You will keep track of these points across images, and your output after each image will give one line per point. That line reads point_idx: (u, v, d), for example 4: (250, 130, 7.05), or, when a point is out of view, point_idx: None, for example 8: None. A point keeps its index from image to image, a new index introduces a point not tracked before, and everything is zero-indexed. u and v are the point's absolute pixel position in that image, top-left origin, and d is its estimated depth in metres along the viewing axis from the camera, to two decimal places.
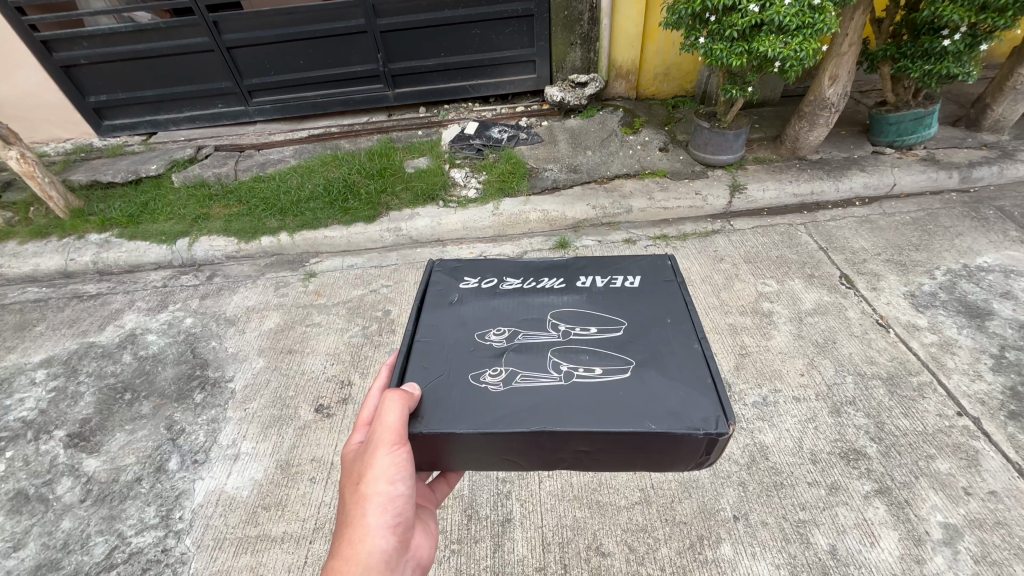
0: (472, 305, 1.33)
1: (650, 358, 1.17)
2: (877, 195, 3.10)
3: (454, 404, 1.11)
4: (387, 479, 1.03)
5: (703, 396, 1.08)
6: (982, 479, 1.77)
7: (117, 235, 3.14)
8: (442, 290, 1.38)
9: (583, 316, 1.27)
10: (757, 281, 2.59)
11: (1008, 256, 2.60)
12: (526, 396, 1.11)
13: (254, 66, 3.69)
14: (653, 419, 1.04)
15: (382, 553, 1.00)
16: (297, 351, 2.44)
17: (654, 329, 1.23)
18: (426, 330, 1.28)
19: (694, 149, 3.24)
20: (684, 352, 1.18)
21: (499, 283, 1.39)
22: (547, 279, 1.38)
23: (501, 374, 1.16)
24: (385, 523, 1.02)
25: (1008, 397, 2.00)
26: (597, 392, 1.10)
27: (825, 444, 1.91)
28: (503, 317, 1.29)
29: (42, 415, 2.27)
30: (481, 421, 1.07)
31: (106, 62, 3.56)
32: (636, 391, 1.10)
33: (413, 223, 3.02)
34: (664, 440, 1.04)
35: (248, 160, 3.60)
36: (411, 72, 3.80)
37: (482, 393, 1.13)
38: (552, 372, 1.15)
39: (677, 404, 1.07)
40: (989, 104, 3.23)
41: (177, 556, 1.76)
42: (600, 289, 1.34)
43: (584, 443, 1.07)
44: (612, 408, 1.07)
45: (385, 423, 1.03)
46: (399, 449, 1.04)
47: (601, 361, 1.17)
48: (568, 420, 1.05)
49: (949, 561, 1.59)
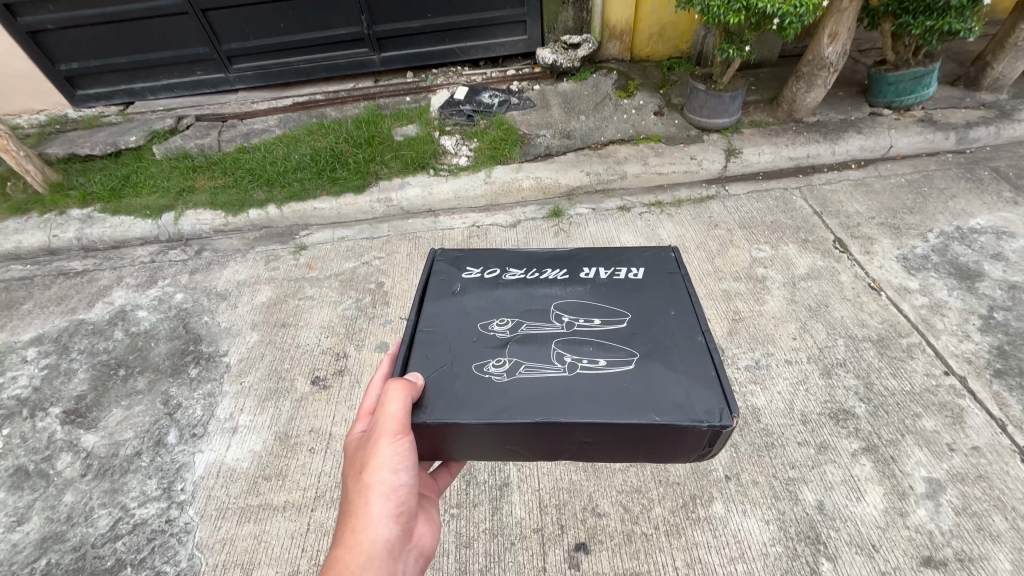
0: (475, 295, 1.32)
1: (654, 349, 1.17)
2: (873, 158, 3.07)
3: (458, 394, 1.11)
4: (390, 469, 1.04)
5: (707, 389, 1.09)
6: (966, 436, 1.82)
7: (99, 210, 3.06)
8: (445, 280, 1.36)
9: (587, 308, 1.26)
10: (752, 247, 2.58)
11: (1000, 217, 2.60)
12: (530, 387, 1.11)
13: (232, 29, 3.52)
14: (658, 411, 1.05)
15: (386, 541, 1.01)
16: (291, 324, 2.43)
17: (658, 321, 1.22)
18: (429, 320, 1.26)
19: (690, 112, 3.16)
20: (688, 344, 1.18)
21: (501, 273, 1.37)
22: (550, 270, 1.37)
23: (505, 365, 1.16)
24: (389, 511, 1.03)
25: (994, 356, 2.04)
26: (602, 384, 1.10)
27: (815, 405, 1.94)
28: (507, 308, 1.28)
29: (37, 393, 2.26)
30: (484, 411, 1.07)
31: (75, 27, 3.38)
32: (641, 384, 1.10)
33: (404, 192, 2.97)
34: (669, 431, 1.05)
35: (231, 130, 3.49)
36: (397, 35, 3.65)
37: (485, 384, 1.12)
38: (556, 364, 1.15)
39: (681, 397, 1.07)
40: (989, 62, 3.17)
41: (181, 526, 1.79)
42: (603, 281, 1.33)
43: (588, 434, 1.08)
44: (616, 400, 1.07)
45: (388, 412, 1.04)
46: (401, 439, 1.05)
47: (605, 353, 1.16)
48: (573, 411, 1.05)
49: (931, 513, 1.65)
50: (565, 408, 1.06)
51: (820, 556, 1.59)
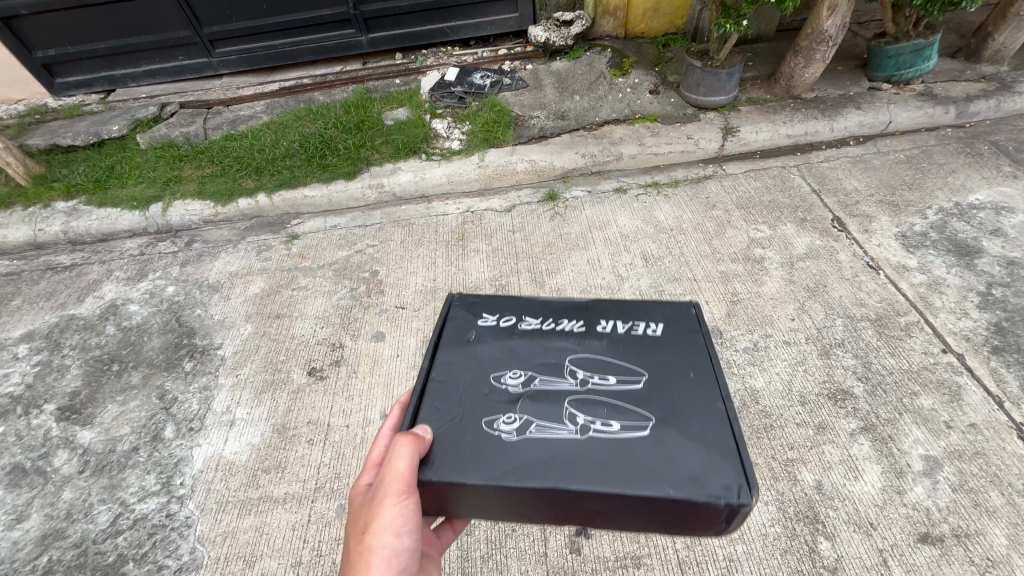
0: (490, 345, 1.22)
1: (671, 415, 1.07)
2: (872, 134, 3.02)
3: (466, 452, 1.05)
4: (393, 530, 0.99)
5: (725, 460, 0.99)
6: (963, 413, 1.83)
7: (85, 202, 3.00)
8: (459, 326, 1.27)
9: (603, 364, 1.16)
10: (749, 227, 2.55)
11: (1000, 192, 2.57)
12: (539, 448, 1.04)
13: (213, 12, 3.41)
14: (672, 483, 0.96)
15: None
16: (285, 315, 2.40)
17: (676, 383, 1.12)
18: (442, 369, 1.18)
19: (686, 91, 3.10)
20: (706, 410, 1.07)
21: (517, 322, 1.27)
22: (566, 321, 1.26)
23: (515, 423, 1.08)
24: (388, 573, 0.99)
25: (992, 332, 2.04)
26: (614, 451, 1.02)
27: (813, 385, 1.94)
28: (521, 360, 1.19)
29: (29, 390, 2.23)
30: (491, 473, 1.01)
31: (50, 12, 3.26)
32: (655, 452, 1.01)
33: (396, 178, 2.91)
34: (682, 506, 0.97)
35: (217, 117, 3.40)
36: (384, 15, 3.54)
37: (494, 443, 1.06)
38: (568, 425, 1.07)
39: (697, 468, 0.98)
40: (991, 33, 3.10)
41: (181, 520, 1.79)
42: (622, 336, 1.21)
43: (597, 505, 0.99)
44: (627, 468, 0.99)
45: (394, 471, 0.98)
46: (405, 500, 0.99)
47: (619, 415, 1.07)
48: (583, 479, 0.98)
49: (928, 490, 1.67)
50: (574, 474, 0.99)
51: (819, 535, 1.60)
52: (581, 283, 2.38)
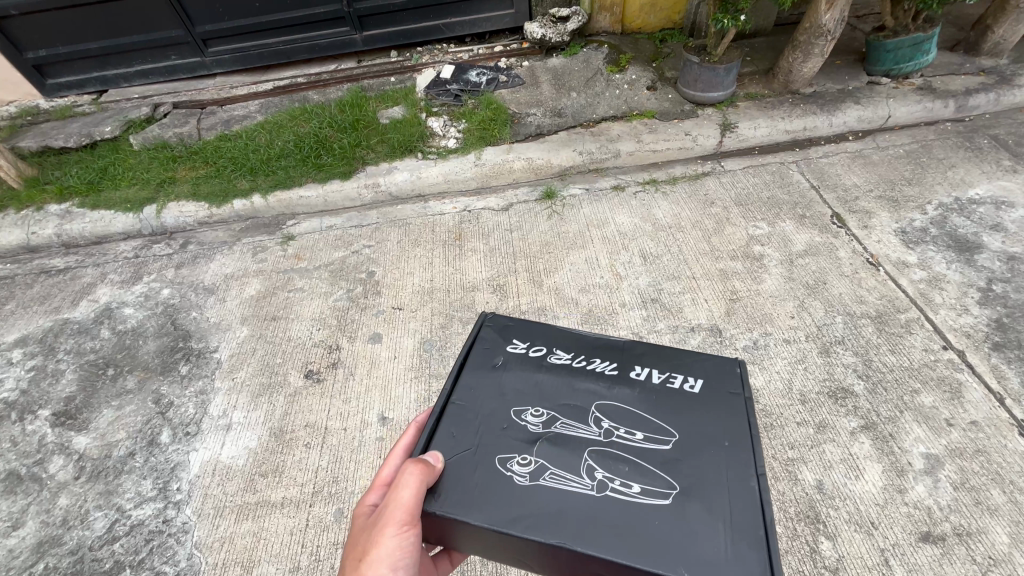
0: (515, 375, 1.20)
1: (695, 486, 1.00)
2: (871, 129, 3.01)
3: (475, 489, 1.02)
4: (393, 557, 0.97)
5: (749, 549, 0.91)
6: (964, 411, 1.82)
7: (78, 205, 2.97)
8: (487, 351, 1.25)
9: (631, 417, 1.10)
10: (748, 224, 2.54)
11: (999, 187, 2.56)
12: (551, 498, 0.99)
13: (206, 10, 3.37)
14: (687, 563, 0.90)
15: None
16: (282, 317, 2.38)
17: (706, 451, 1.04)
18: (464, 394, 1.17)
19: (683, 87, 3.07)
20: (736, 488, 0.99)
21: (546, 355, 1.24)
22: (597, 361, 1.21)
23: (529, 466, 1.05)
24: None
25: (993, 328, 2.03)
26: (629, 515, 0.96)
27: (814, 384, 1.93)
28: (544, 397, 1.15)
29: (24, 396, 2.21)
30: (498, 517, 0.98)
31: (39, 12, 3.22)
32: (673, 525, 0.95)
33: (392, 177, 2.89)
34: None
35: (211, 118, 3.37)
36: (379, 12, 3.51)
37: (505, 484, 1.02)
38: (585, 478, 1.02)
39: (716, 551, 0.91)
40: (990, 26, 3.08)
41: (178, 526, 1.78)
42: (658, 389, 1.15)
43: (604, 570, 0.95)
44: (639, 535, 0.94)
45: (400, 500, 0.96)
46: (407, 532, 0.98)
47: (640, 477, 1.01)
48: (591, 541, 0.93)
49: (929, 489, 1.66)
50: (586, 534, 0.94)
51: (820, 535, 1.59)
52: (579, 283, 2.36)
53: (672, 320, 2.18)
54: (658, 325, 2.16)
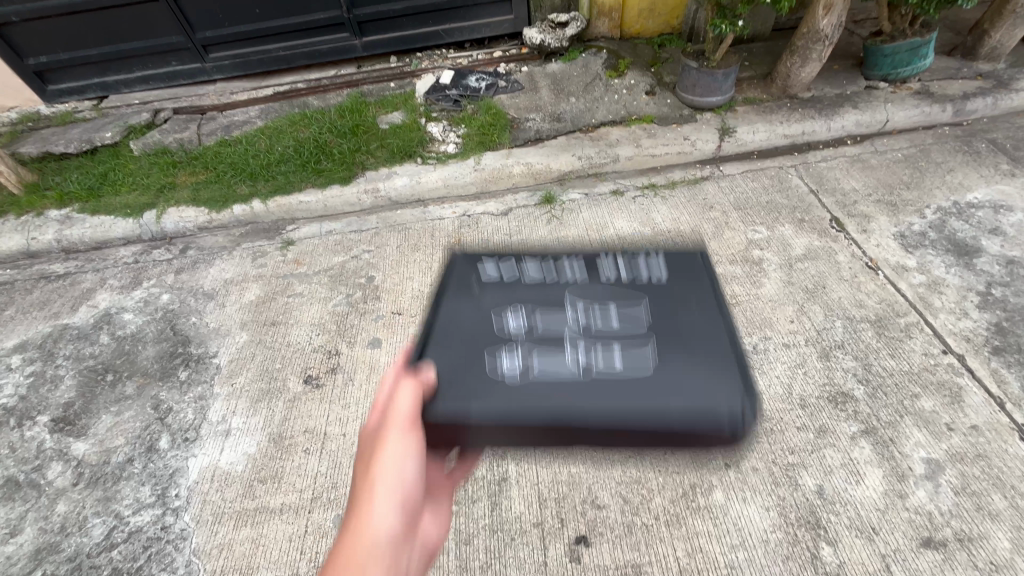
0: (490, 292, 1.18)
1: (674, 345, 1.07)
2: (869, 133, 3.01)
3: (475, 390, 1.05)
4: (400, 457, 0.99)
5: (728, 385, 1.02)
6: (964, 415, 1.82)
7: (78, 210, 2.97)
8: (459, 276, 1.22)
9: (606, 304, 1.13)
10: (747, 228, 2.54)
11: (998, 191, 2.56)
12: (547, 385, 1.04)
13: (206, 16, 3.39)
14: (677, 406, 0.99)
15: (389, 531, 0.95)
16: (281, 322, 2.38)
17: (678, 316, 1.11)
18: (444, 317, 1.15)
19: (682, 91, 3.08)
20: (709, 339, 1.08)
21: (517, 268, 1.21)
22: (566, 263, 1.21)
23: (520, 365, 1.07)
24: (395, 501, 0.97)
25: (993, 332, 2.03)
26: (620, 387, 1.03)
27: (814, 388, 1.93)
28: (522, 303, 1.15)
29: (23, 402, 2.21)
30: (502, 410, 1.03)
31: (40, 18, 3.23)
32: (660, 385, 1.03)
33: (391, 183, 2.89)
34: (685, 430, 0.99)
35: (211, 123, 3.38)
36: (379, 18, 3.53)
37: (503, 384, 1.06)
38: (573, 364, 1.06)
39: (700, 395, 1.01)
40: (987, 31, 3.09)
41: (176, 532, 1.77)
42: (624, 278, 1.17)
43: (606, 435, 1.01)
44: (633, 399, 1.01)
45: (398, 405, 1.00)
46: (410, 437, 1.00)
47: (624, 352, 1.07)
48: (590, 412, 1.00)
49: (930, 494, 1.65)
50: (583, 407, 1.01)
51: (820, 541, 1.59)
52: None
53: None
54: None
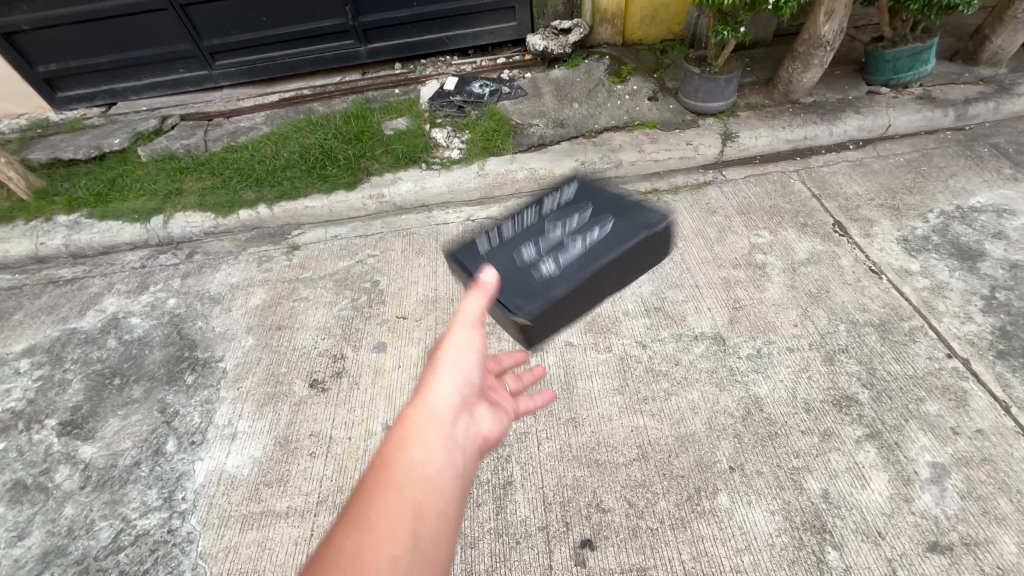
0: (497, 249, 1.26)
1: (611, 210, 1.31)
2: (871, 137, 3.03)
3: (536, 289, 1.14)
4: (461, 350, 1.06)
5: (643, 208, 1.29)
6: (970, 419, 1.81)
7: (87, 216, 3.00)
8: (465, 257, 1.24)
9: (562, 214, 1.33)
10: (750, 233, 2.55)
11: (1001, 195, 2.57)
12: (572, 261, 1.18)
13: (214, 24, 3.43)
14: (636, 231, 1.22)
15: (446, 413, 0.99)
16: (287, 326, 2.40)
17: (597, 198, 1.36)
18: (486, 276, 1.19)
19: (684, 97, 3.10)
20: (618, 199, 1.34)
21: (497, 231, 1.31)
22: (516, 215, 1.37)
23: (549, 263, 1.19)
24: (458, 378, 1.03)
25: (997, 336, 2.03)
26: (609, 241, 1.22)
27: (818, 392, 1.93)
28: (519, 242, 1.27)
29: (31, 405, 2.23)
30: (560, 288, 1.13)
31: (51, 27, 3.28)
32: (622, 228, 1.24)
33: (396, 188, 2.92)
34: (648, 246, 1.23)
35: (217, 129, 3.42)
36: (384, 26, 3.57)
37: (552, 277, 1.16)
38: (575, 246, 1.22)
39: (637, 221, 1.26)
40: (988, 36, 3.11)
41: (183, 536, 1.78)
42: (550, 199, 1.39)
43: (620, 269, 1.20)
44: (624, 239, 1.21)
45: (465, 306, 1.07)
46: (474, 325, 1.07)
47: (593, 224, 1.27)
48: (605, 258, 1.18)
49: (936, 498, 1.65)
50: (607, 259, 1.17)
51: (826, 545, 1.59)
52: None
53: (675, 329, 2.18)
54: (660, 334, 2.17)
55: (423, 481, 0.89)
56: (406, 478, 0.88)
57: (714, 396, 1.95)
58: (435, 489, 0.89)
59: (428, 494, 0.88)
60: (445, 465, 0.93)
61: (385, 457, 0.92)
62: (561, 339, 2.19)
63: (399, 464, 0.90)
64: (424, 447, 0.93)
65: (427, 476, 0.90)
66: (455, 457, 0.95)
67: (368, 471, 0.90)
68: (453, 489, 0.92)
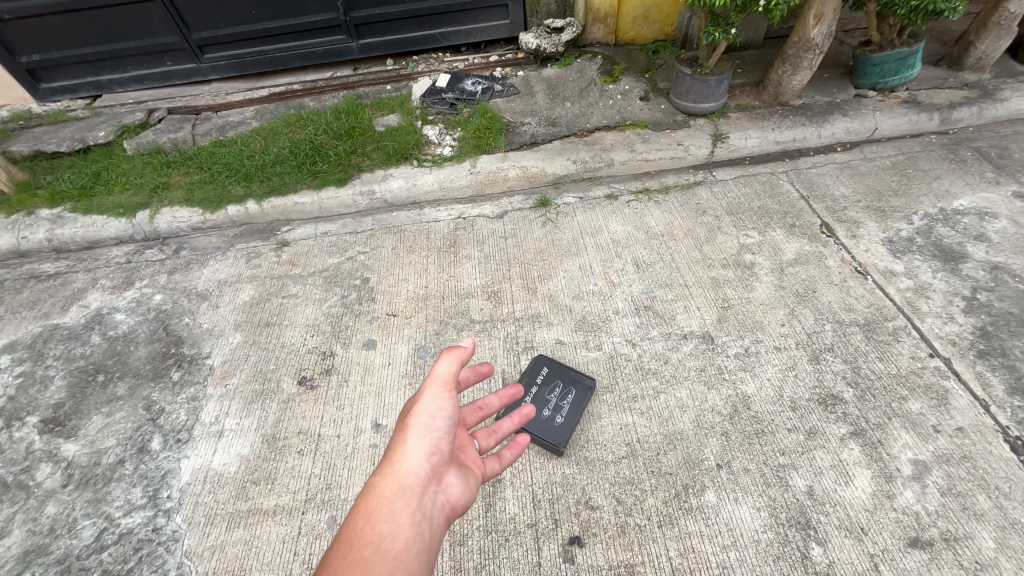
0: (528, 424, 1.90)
1: (568, 378, 2.01)
2: (858, 140, 3.07)
3: (557, 428, 1.88)
4: (429, 416, 1.19)
5: (580, 374, 2.02)
6: (950, 417, 1.85)
7: (70, 210, 2.95)
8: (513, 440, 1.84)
9: (548, 389, 1.99)
10: (739, 233, 2.57)
11: (983, 198, 2.62)
12: (570, 413, 1.91)
13: (202, 17, 3.38)
14: (583, 382, 1.99)
15: (414, 483, 1.13)
16: (275, 323, 2.37)
17: (558, 373, 2.02)
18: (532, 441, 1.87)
19: (676, 97, 3.12)
20: (566, 368, 2.04)
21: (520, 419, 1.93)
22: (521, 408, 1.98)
23: (559, 415, 1.90)
24: (426, 443, 1.18)
25: (977, 336, 2.07)
26: (581, 399, 1.95)
27: (804, 391, 1.96)
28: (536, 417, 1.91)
29: (11, 402, 2.18)
30: (569, 426, 1.88)
31: (34, 17, 3.21)
32: (582, 390, 1.97)
33: (387, 184, 2.90)
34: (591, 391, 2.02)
35: (205, 123, 3.37)
36: (375, 21, 3.54)
37: (566, 423, 1.89)
38: (568, 411, 1.91)
39: (582, 380, 2.00)
40: (972, 42, 3.16)
41: (168, 534, 1.76)
42: (531, 381, 2.02)
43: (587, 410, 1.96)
44: (585, 394, 1.97)
45: (438, 369, 1.23)
46: (444, 391, 1.22)
47: (569, 395, 1.96)
48: (581, 404, 1.94)
49: (917, 495, 1.68)
50: (581, 408, 1.93)
51: (811, 541, 1.61)
52: (573, 289, 2.38)
53: (665, 327, 2.20)
54: (650, 333, 2.18)
55: (390, 554, 1.01)
56: (373, 552, 1.00)
57: (703, 394, 1.97)
58: (400, 562, 1.01)
59: (395, 567, 0.99)
60: (411, 538, 1.06)
61: (355, 530, 1.04)
62: (552, 337, 2.20)
63: (368, 536, 1.03)
64: (392, 520, 1.06)
65: (393, 550, 1.02)
66: (421, 528, 1.08)
67: (339, 542, 1.03)
68: (417, 562, 1.03)
